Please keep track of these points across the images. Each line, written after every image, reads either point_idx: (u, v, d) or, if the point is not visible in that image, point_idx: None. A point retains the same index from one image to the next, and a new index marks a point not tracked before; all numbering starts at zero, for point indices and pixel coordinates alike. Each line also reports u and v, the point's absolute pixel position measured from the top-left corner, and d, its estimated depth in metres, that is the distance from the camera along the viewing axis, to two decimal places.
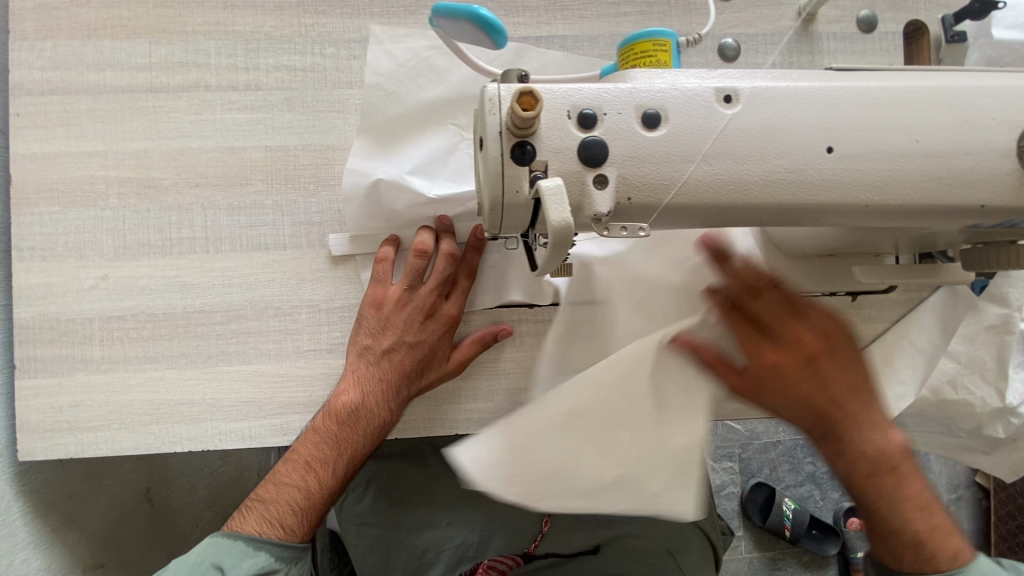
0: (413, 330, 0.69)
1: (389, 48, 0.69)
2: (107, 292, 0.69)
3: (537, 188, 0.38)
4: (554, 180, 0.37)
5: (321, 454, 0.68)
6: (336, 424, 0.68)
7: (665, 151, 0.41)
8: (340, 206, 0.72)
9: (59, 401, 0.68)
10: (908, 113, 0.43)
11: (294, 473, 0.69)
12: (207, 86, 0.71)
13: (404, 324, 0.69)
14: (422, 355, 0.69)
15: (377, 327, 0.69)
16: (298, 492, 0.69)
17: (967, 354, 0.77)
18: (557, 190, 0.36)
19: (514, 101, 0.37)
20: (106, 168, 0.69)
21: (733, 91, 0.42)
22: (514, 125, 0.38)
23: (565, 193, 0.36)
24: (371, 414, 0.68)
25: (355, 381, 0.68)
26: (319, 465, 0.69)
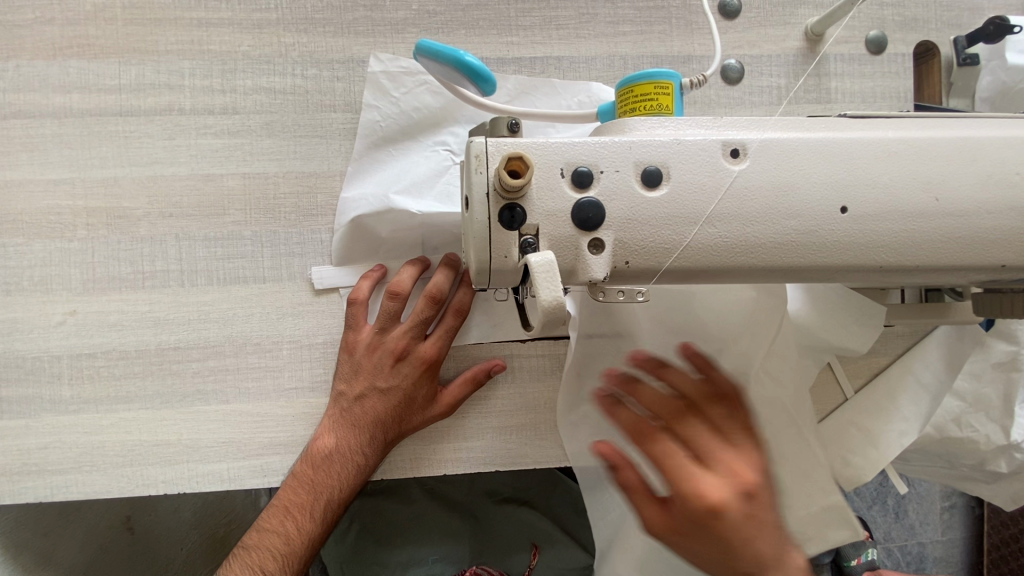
0: (388, 371, 0.66)
1: (394, 74, 0.68)
2: (76, 328, 0.65)
3: (526, 259, 0.35)
4: (546, 254, 0.34)
5: (299, 500, 0.66)
6: (312, 470, 0.65)
7: (666, 212, 0.38)
8: (323, 237, 0.68)
9: (25, 443, 0.65)
10: (927, 168, 0.40)
11: (275, 519, 0.67)
12: (181, 110, 0.67)
13: (379, 366, 0.66)
14: (399, 398, 0.66)
15: (350, 372, 0.66)
16: (279, 537, 0.67)
17: (973, 391, 0.75)
18: (546, 265, 0.33)
19: (502, 166, 0.34)
20: (73, 197, 0.66)
21: (741, 145, 0.39)
22: (502, 189, 0.35)
23: (556, 269, 0.33)
24: (350, 459, 0.65)
25: (331, 426, 0.66)
26: (298, 512, 0.66)
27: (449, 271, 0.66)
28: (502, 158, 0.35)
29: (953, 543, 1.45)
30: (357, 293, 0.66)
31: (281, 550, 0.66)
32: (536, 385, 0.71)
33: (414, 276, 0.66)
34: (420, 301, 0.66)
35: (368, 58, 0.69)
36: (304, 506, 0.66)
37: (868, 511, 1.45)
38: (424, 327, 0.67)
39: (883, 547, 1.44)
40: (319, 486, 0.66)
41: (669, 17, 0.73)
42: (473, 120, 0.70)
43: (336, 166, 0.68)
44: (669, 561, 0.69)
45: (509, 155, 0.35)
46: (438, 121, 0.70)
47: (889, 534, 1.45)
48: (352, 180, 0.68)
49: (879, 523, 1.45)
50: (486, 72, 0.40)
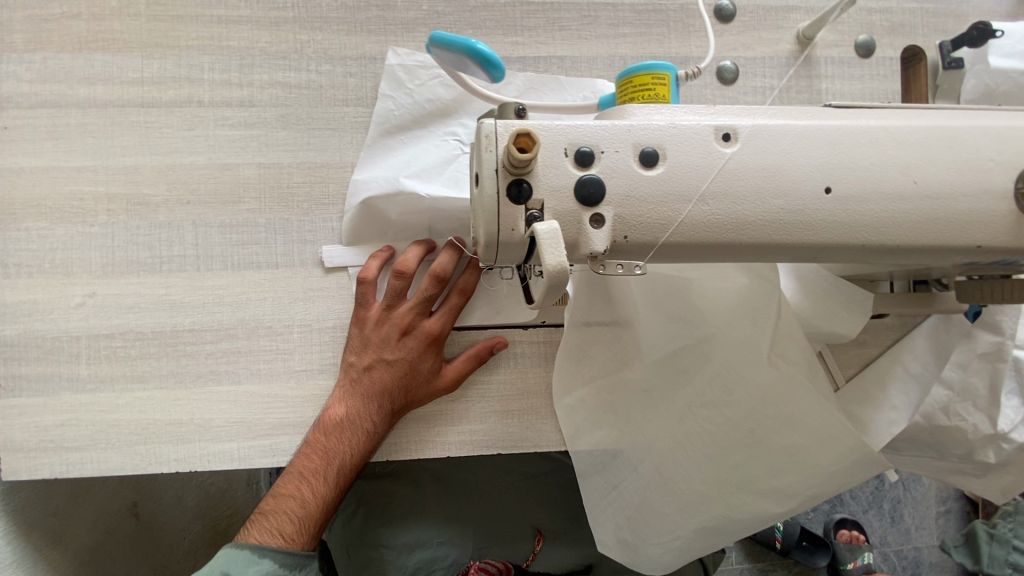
0: (395, 344, 0.69)
1: (406, 67, 0.72)
2: (94, 310, 0.68)
3: (532, 229, 0.37)
4: (552, 224, 0.36)
5: (312, 466, 0.67)
6: (325, 437, 0.67)
7: (663, 190, 0.40)
8: (335, 225, 0.71)
9: (43, 420, 0.67)
10: (906, 154, 0.43)
11: (290, 484, 0.68)
12: (200, 102, 0.70)
13: (387, 339, 0.69)
14: (406, 369, 0.68)
15: (358, 344, 0.69)
16: (296, 502, 0.68)
17: (960, 381, 0.76)
18: (552, 235, 0.36)
19: (510, 142, 0.37)
20: (95, 184, 0.68)
21: (733, 129, 0.42)
22: (510, 165, 0.38)
23: (561, 236, 0.35)
24: (362, 426, 0.67)
25: (344, 394, 0.68)
26: (313, 477, 0.68)
27: (453, 251, 0.68)
28: (511, 134, 0.37)
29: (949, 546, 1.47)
30: (366, 272, 0.68)
31: (298, 514, 0.68)
32: (537, 371, 0.74)
33: (419, 255, 0.69)
34: (426, 279, 0.68)
35: (382, 55, 0.72)
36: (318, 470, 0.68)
37: (862, 514, 1.47)
38: (430, 304, 0.69)
39: (880, 551, 1.45)
40: (330, 454, 0.67)
41: (667, 20, 0.77)
42: (481, 114, 0.74)
43: (348, 157, 0.71)
44: (664, 535, 0.73)
45: (518, 131, 0.37)
46: (446, 115, 0.73)
47: (884, 537, 1.46)
48: (364, 167, 0.71)
49: (875, 527, 1.46)
50: (495, 59, 0.43)
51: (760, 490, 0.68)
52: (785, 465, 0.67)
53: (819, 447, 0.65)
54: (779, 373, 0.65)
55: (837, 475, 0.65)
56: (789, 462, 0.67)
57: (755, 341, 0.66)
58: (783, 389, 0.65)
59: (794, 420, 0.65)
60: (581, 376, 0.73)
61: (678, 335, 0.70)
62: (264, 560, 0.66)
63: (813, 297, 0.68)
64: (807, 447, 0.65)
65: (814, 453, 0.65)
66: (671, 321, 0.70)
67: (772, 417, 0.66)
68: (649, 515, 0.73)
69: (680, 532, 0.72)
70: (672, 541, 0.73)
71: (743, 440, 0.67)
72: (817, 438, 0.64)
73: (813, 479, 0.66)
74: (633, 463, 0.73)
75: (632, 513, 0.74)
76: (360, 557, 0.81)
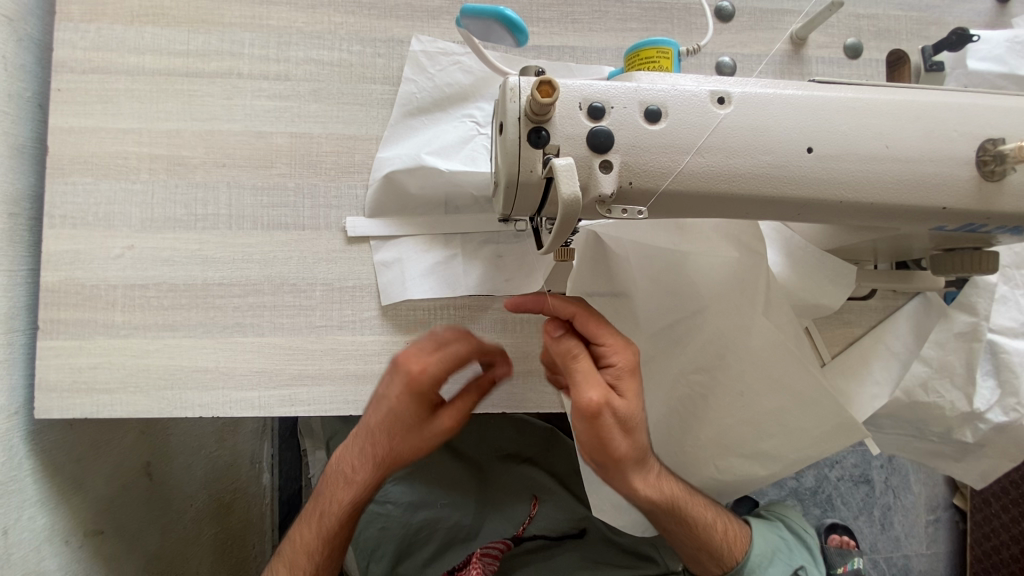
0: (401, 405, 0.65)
1: (429, 51, 0.78)
2: (132, 261, 0.73)
3: (550, 167, 0.43)
4: (567, 161, 0.41)
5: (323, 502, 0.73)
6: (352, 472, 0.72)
7: (664, 143, 0.46)
8: (359, 192, 0.76)
9: (78, 362, 0.72)
10: (879, 122, 0.49)
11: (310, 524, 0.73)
12: (239, 74, 0.76)
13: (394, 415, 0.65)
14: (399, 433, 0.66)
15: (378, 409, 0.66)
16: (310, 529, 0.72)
17: (937, 359, 0.81)
18: (567, 169, 0.41)
19: (533, 90, 0.42)
20: (139, 145, 0.74)
21: (727, 95, 0.47)
22: (532, 111, 0.43)
23: (576, 170, 0.41)
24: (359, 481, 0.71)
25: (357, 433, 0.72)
26: (326, 510, 0.73)
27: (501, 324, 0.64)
28: (534, 82, 0.42)
29: (937, 555, 1.50)
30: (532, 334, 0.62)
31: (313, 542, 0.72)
32: (541, 336, 0.79)
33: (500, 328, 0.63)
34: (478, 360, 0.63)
35: (408, 39, 0.78)
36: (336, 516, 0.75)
37: (852, 521, 1.50)
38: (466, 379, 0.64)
39: (869, 557, 1.48)
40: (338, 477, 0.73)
41: (671, 18, 0.83)
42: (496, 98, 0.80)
43: (373, 130, 0.77)
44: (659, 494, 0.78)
45: (540, 80, 0.42)
46: (464, 99, 0.79)
47: (874, 543, 1.49)
48: (387, 144, 0.77)
49: (865, 533, 1.49)
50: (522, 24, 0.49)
51: (744, 451, 0.74)
52: (771, 428, 0.72)
53: (799, 411, 0.70)
54: (769, 343, 0.70)
55: (818, 438, 0.71)
56: (772, 426, 0.72)
57: (745, 313, 0.71)
58: (774, 356, 0.70)
59: (780, 386, 0.71)
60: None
61: (676, 305, 0.74)
62: None
63: (800, 270, 0.74)
64: (790, 410, 0.71)
65: (798, 416, 0.71)
66: (670, 291, 0.74)
67: (761, 382, 0.72)
68: None
69: None
70: None
71: (729, 403, 0.73)
72: (797, 401, 0.70)
73: (798, 442, 0.71)
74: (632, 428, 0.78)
75: None
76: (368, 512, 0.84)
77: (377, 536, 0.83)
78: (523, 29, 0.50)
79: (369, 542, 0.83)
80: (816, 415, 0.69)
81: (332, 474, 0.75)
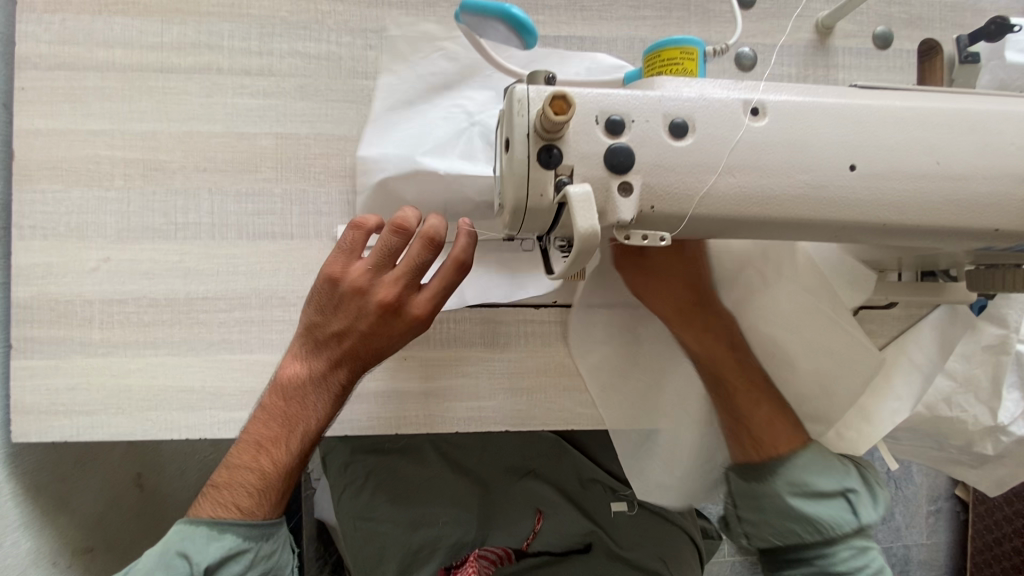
0: (343, 304, 0.59)
1: (410, 41, 0.71)
2: (109, 275, 0.68)
3: (563, 194, 0.38)
4: (585, 189, 0.36)
5: (264, 430, 0.61)
6: (283, 400, 0.61)
7: (691, 161, 0.41)
8: (352, 198, 0.71)
9: (55, 383, 0.67)
10: (929, 135, 0.44)
11: (245, 454, 0.61)
12: (219, 69, 0.69)
13: (339, 299, 0.59)
14: (356, 335, 0.59)
15: (330, 302, 0.59)
16: (252, 473, 0.60)
17: (963, 372, 0.79)
18: (585, 197, 0.36)
19: (545, 105, 0.37)
20: (112, 148, 0.68)
21: (760, 105, 0.42)
22: (543, 129, 0.38)
23: (594, 200, 0.36)
24: (323, 390, 0.61)
25: (296, 349, 0.62)
26: (270, 441, 0.61)
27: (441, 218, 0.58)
28: (546, 98, 0.37)
29: (937, 546, 1.49)
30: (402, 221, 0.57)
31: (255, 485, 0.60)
32: (547, 350, 0.74)
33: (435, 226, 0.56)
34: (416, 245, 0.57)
35: (386, 29, 0.71)
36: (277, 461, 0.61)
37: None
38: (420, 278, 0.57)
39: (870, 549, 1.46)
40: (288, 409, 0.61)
41: (688, 4, 0.77)
42: (487, 85, 0.73)
43: (365, 130, 0.71)
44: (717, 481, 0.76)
45: (553, 95, 0.37)
46: (454, 89, 0.73)
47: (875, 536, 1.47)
48: (372, 143, 0.70)
49: None
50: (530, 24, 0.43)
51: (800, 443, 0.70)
52: (815, 395, 0.72)
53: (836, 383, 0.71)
54: (790, 319, 0.71)
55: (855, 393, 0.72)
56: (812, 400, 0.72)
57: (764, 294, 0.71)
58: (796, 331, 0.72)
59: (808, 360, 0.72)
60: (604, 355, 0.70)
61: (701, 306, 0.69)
62: (225, 535, 0.59)
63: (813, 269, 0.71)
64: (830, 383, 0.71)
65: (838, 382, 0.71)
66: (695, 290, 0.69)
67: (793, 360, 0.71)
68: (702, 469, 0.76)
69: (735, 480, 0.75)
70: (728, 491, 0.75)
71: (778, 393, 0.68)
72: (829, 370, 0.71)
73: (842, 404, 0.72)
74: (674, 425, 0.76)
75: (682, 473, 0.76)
76: (365, 530, 0.81)
77: (377, 555, 0.80)
78: (531, 30, 0.44)
79: (368, 562, 0.81)
80: (852, 375, 0.71)
81: (262, 415, 0.62)
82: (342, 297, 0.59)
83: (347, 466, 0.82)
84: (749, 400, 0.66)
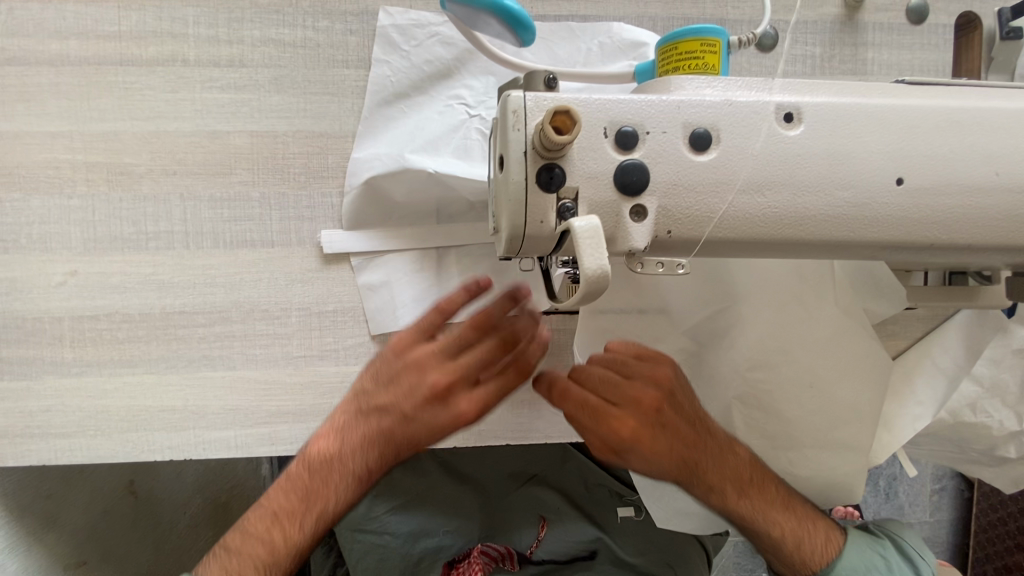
0: (400, 381, 0.54)
1: (401, 24, 0.64)
2: (77, 290, 0.63)
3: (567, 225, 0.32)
4: (592, 222, 0.31)
5: (280, 501, 0.57)
6: (309, 474, 0.56)
7: (714, 179, 0.35)
8: (335, 200, 0.65)
9: (28, 405, 0.64)
10: (988, 141, 0.38)
11: (261, 522, 0.57)
12: (184, 61, 0.63)
13: (399, 377, 0.54)
14: (398, 417, 0.54)
15: (385, 376, 0.54)
16: (262, 546, 0.56)
17: (990, 378, 0.74)
18: (592, 232, 0.30)
19: (545, 121, 0.32)
20: (72, 152, 0.62)
21: (794, 110, 0.36)
22: (543, 147, 0.32)
23: (603, 235, 0.30)
24: (347, 471, 0.55)
25: (338, 420, 0.57)
26: (285, 519, 0.56)
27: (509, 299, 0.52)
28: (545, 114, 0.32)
29: (940, 522, 1.44)
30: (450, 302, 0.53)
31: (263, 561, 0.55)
32: (549, 360, 0.70)
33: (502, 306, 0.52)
34: (490, 341, 0.52)
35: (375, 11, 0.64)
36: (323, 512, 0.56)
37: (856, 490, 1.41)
38: (479, 370, 0.52)
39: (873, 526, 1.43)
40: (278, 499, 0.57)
41: None
42: (486, 70, 0.66)
43: (348, 125, 0.65)
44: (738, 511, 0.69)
45: (553, 111, 0.31)
46: (449, 76, 0.66)
47: (878, 514, 1.42)
48: (363, 141, 0.65)
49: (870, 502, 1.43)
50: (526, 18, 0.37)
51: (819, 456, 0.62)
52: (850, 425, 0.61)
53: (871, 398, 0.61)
54: (817, 330, 0.61)
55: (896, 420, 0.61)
56: (851, 416, 0.61)
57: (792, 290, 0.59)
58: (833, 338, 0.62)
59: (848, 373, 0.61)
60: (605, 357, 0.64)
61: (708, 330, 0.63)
62: None
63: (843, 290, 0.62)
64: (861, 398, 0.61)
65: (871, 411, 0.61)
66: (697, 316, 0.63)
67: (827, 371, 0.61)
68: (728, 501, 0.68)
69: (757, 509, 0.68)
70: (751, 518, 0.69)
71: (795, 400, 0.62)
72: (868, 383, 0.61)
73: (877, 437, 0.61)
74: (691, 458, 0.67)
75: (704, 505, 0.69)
76: (365, 542, 0.79)
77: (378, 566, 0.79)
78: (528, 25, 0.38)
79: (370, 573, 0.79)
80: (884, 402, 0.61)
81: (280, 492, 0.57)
82: (393, 372, 0.54)
83: None
84: (762, 492, 0.58)
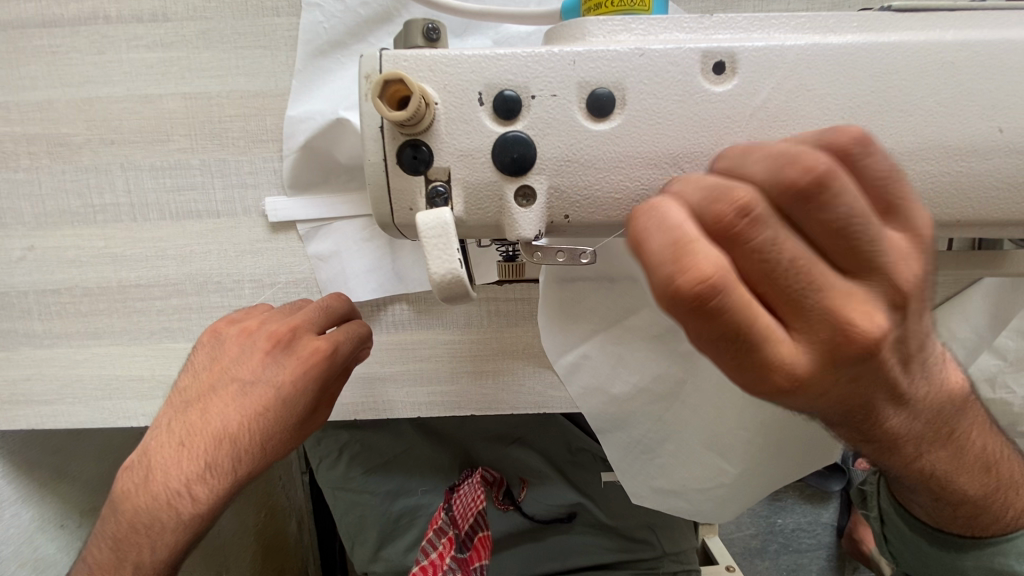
0: (259, 367, 0.47)
1: None
2: (37, 264, 0.63)
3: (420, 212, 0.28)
4: (442, 216, 0.27)
5: (202, 424, 0.46)
6: (206, 405, 0.47)
7: (618, 151, 0.29)
8: (277, 165, 0.61)
9: (10, 374, 0.67)
10: (990, 85, 0.29)
11: (186, 438, 0.46)
12: (107, 18, 0.59)
13: (248, 350, 0.48)
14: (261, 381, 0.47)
15: (241, 357, 0.48)
16: (176, 465, 0.46)
17: (1017, 351, 0.66)
18: (439, 229, 0.27)
19: (391, 86, 0.26)
20: (11, 124, 0.61)
21: (728, 56, 0.29)
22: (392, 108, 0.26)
23: (452, 235, 0.27)
24: (249, 405, 0.46)
25: (229, 379, 0.47)
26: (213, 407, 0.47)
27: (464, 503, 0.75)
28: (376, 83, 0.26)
29: None
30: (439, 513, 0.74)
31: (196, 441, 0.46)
32: (513, 330, 0.67)
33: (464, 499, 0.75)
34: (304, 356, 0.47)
35: None
36: (184, 518, 0.46)
37: None
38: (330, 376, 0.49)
39: None
40: (303, 321, 0.49)
41: None
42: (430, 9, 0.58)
43: (284, 82, 0.60)
44: (717, 488, 0.66)
45: (387, 80, 0.26)
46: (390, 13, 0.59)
47: None
48: (298, 98, 0.59)
49: None
50: None
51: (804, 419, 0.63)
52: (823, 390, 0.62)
53: None
54: None
55: None
56: None
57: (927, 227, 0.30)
58: None
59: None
60: (577, 333, 0.63)
61: None
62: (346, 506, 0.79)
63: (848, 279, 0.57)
64: None
65: None
66: None
67: None
68: (705, 466, 0.65)
69: (724, 481, 0.66)
70: (715, 490, 0.66)
71: None
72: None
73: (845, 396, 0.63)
74: (684, 420, 0.65)
75: (682, 469, 0.66)
76: (347, 498, 0.79)
77: (358, 525, 0.79)
78: None
79: (351, 530, 0.79)
80: None
81: (182, 384, 0.49)
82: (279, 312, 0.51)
83: (321, 440, 0.80)
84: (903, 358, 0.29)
